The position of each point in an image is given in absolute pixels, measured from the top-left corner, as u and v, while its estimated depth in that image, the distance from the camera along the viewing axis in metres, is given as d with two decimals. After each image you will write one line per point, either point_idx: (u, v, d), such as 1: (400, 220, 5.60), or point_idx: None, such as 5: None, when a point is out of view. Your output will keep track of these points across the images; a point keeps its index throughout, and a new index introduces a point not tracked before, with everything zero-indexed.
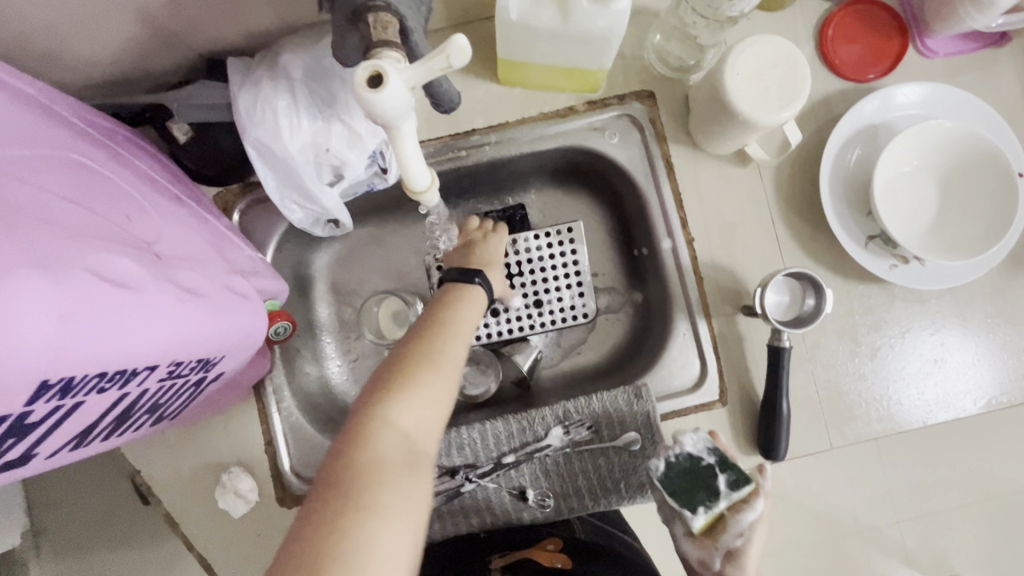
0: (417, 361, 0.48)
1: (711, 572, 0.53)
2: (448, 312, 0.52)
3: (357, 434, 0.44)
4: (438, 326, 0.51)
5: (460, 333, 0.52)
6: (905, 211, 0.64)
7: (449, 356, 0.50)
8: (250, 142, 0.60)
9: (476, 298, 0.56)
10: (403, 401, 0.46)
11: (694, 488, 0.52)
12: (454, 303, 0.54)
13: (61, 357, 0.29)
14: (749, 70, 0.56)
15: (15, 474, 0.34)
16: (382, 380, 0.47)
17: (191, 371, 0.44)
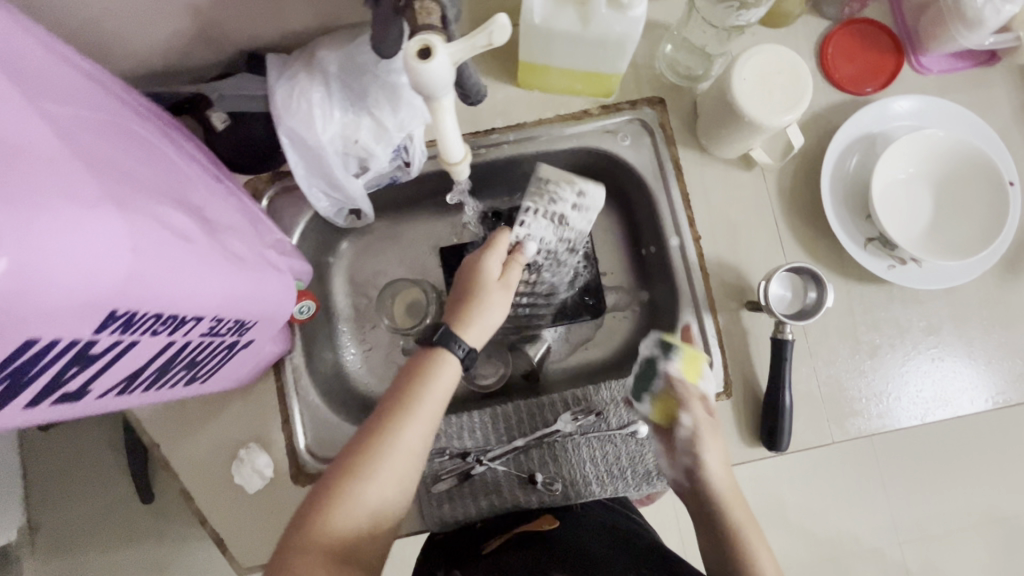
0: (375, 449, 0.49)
1: (687, 489, 0.57)
2: (415, 391, 0.52)
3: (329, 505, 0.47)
4: (401, 409, 0.51)
5: (423, 418, 0.52)
6: (902, 215, 0.68)
7: (408, 442, 0.50)
8: (285, 131, 0.63)
9: (451, 370, 0.54)
10: (375, 480, 0.48)
11: (648, 379, 0.58)
12: (426, 377, 0.53)
13: (131, 291, 0.32)
14: (755, 76, 0.60)
15: (68, 410, 0.37)
16: (358, 450, 0.49)
17: (227, 331, 0.46)
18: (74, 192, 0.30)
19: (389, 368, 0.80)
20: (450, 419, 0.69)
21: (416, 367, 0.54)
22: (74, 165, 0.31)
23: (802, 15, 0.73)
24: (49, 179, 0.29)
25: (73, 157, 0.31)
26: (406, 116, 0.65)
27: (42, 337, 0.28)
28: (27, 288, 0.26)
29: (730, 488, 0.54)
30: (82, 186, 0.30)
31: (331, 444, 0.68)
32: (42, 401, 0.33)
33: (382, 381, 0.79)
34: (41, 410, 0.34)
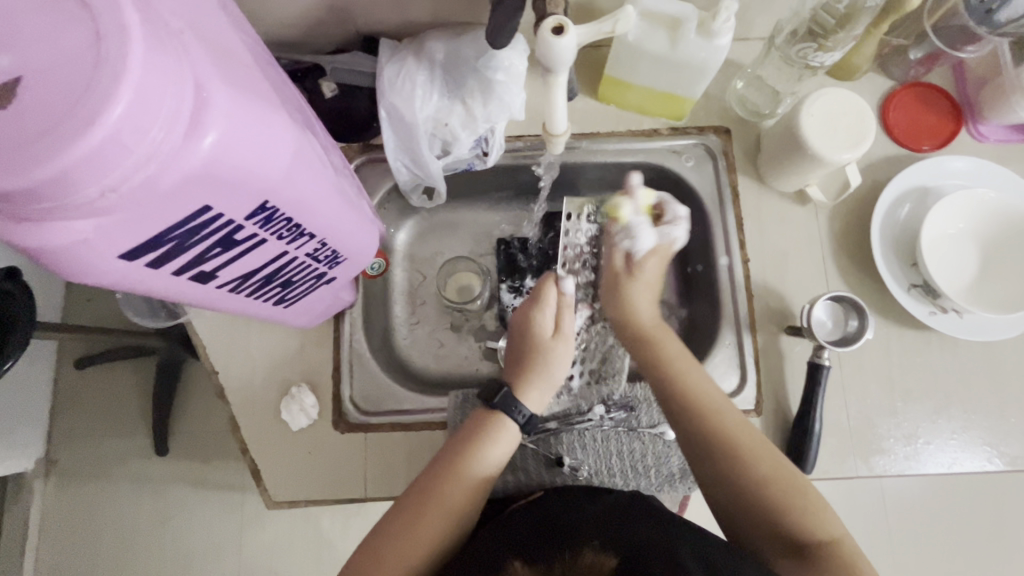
0: (430, 504, 0.57)
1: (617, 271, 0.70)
2: (471, 452, 0.59)
3: (392, 528, 0.56)
4: (458, 470, 0.58)
5: (474, 480, 0.59)
6: (948, 267, 0.70)
7: (458, 501, 0.57)
8: (386, 105, 0.70)
9: (507, 438, 0.61)
10: (428, 516, 0.56)
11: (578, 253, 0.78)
12: (482, 439, 0.60)
13: (281, 190, 0.38)
14: (822, 114, 0.65)
15: (193, 292, 0.42)
16: (423, 485, 0.58)
17: (324, 260, 0.51)
18: (265, 97, 0.35)
19: (433, 342, 0.84)
20: None
21: (474, 430, 0.61)
22: (263, 79, 0.37)
23: (868, 73, 0.78)
24: (250, 81, 0.34)
25: (261, 73, 0.38)
26: (494, 109, 0.70)
27: (214, 207, 0.34)
28: (223, 160, 0.31)
29: (653, 324, 0.68)
30: (269, 96, 0.36)
31: (374, 399, 0.72)
32: (184, 275, 0.38)
33: (425, 354, 0.83)
34: (179, 283, 0.39)
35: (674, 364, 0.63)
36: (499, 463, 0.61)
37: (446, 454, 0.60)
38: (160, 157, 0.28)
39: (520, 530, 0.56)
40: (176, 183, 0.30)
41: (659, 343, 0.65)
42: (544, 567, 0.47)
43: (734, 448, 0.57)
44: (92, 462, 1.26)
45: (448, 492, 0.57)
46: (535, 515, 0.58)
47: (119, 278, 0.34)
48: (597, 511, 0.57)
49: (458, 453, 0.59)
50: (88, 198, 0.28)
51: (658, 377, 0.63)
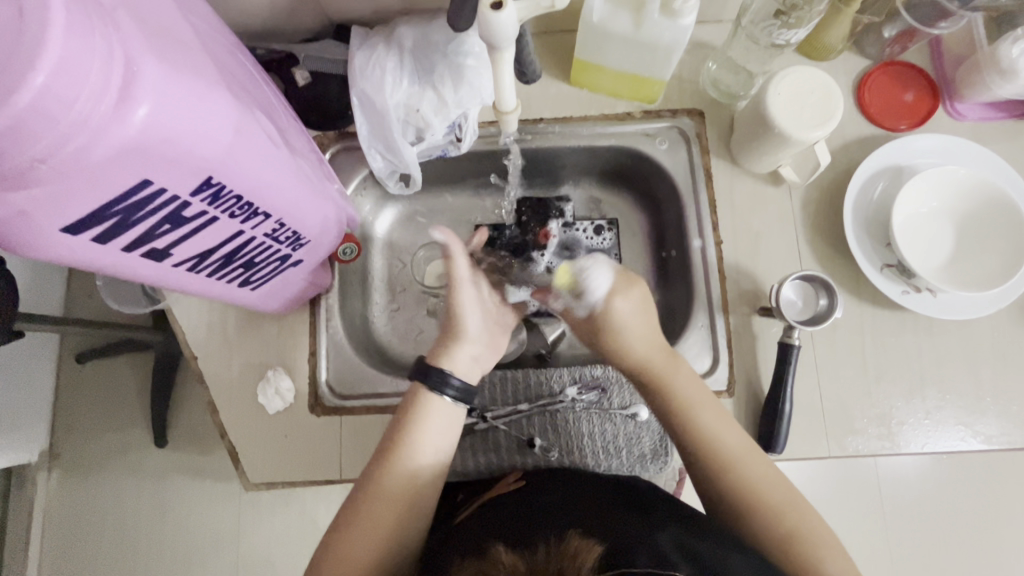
0: (374, 485, 0.57)
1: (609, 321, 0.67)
2: (404, 435, 0.59)
3: (345, 521, 0.55)
4: (391, 462, 0.58)
5: (413, 465, 0.58)
6: (921, 245, 0.70)
7: (403, 489, 0.57)
8: (357, 92, 0.71)
9: (438, 412, 0.61)
10: (377, 504, 0.56)
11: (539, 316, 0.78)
12: (413, 423, 0.60)
13: (226, 167, 0.38)
14: (789, 90, 0.65)
15: (148, 270, 0.43)
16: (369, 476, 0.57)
17: (285, 242, 0.52)
18: (202, 74, 0.36)
19: (412, 329, 0.85)
20: None
21: (404, 415, 0.61)
22: (202, 57, 0.38)
23: (844, 52, 0.78)
24: (186, 59, 0.35)
25: (201, 53, 0.38)
26: (466, 94, 0.70)
27: (154, 182, 0.35)
28: (158, 134, 0.33)
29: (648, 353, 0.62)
30: (209, 76, 0.37)
31: (349, 382, 0.73)
32: (135, 251, 0.39)
33: (404, 341, 0.84)
34: (132, 260, 0.40)
35: (713, 436, 0.58)
36: (438, 442, 0.60)
37: (382, 446, 0.60)
38: (89, 128, 0.30)
39: (499, 524, 0.53)
40: (109, 154, 0.31)
41: (696, 426, 0.59)
42: (528, 554, 0.44)
43: (761, 520, 0.54)
44: (94, 454, 1.29)
45: (390, 485, 0.57)
46: (520, 507, 0.55)
47: (68, 253, 0.36)
48: (588, 503, 0.54)
49: (395, 436, 0.59)
50: (18, 166, 0.29)
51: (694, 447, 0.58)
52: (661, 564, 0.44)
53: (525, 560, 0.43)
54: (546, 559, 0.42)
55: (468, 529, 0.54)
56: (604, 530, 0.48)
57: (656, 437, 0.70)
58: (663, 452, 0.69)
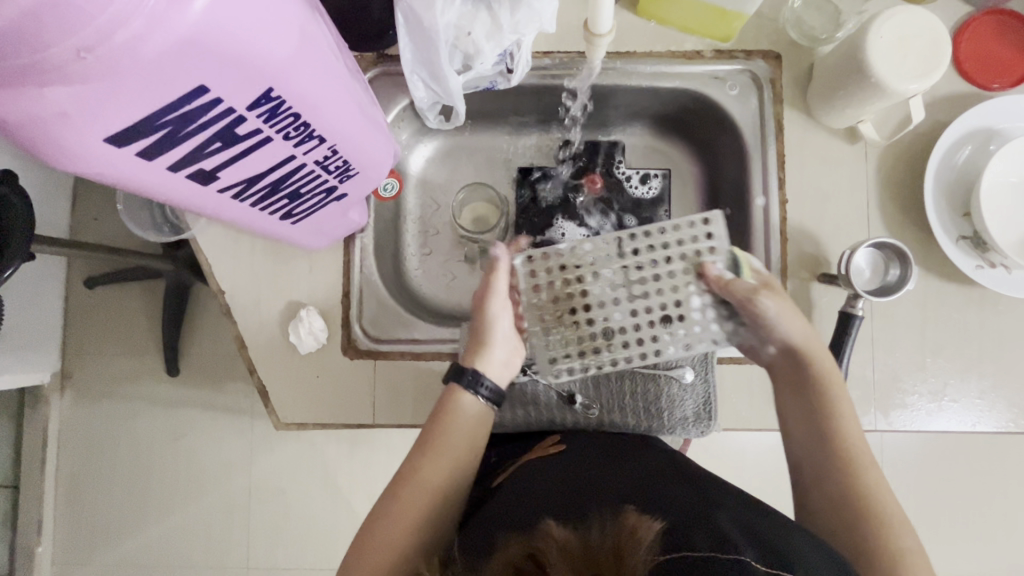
0: (392, 498, 0.53)
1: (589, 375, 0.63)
2: (440, 438, 0.55)
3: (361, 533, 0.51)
4: (413, 473, 0.54)
5: (449, 472, 0.55)
6: (1004, 218, 0.65)
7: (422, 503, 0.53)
8: (403, 8, 0.61)
9: (470, 411, 0.57)
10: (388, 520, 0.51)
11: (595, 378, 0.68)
12: (450, 427, 0.56)
13: (288, 78, 0.33)
14: (894, 34, 0.58)
15: (193, 194, 0.38)
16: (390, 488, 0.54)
17: (334, 172, 0.47)
18: None
19: (446, 274, 0.80)
20: None
21: (437, 420, 0.56)
22: None
23: None
24: None
25: None
26: (524, 17, 0.63)
27: (211, 90, 0.30)
28: (221, 27, 0.27)
29: (807, 338, 0.57)
30: None
31: (384, 326, 0.70)
32: (180, 171, 0.35)
33: (437, 286, 0.80)
34: (176, 181, 0.35)
35: (842, 425, 0.54)
36: (473, 448, 0.56)
37: (415, 450, 0.55)
38: (144, 13, 0.24)
39: (534, 490, 0.53)
40: (165, 48, 0.26)
41: (833, 413, 0.54)
42: (581, 527, 0.45)
43: (860, 500, 0.50)
44: (106, 377, 1.28)
45: (428, 491, 0.53)
46: (555, 472, 0.55)
47: (109, 167, 0.31)
48: (627, 473, 0.54)
49: (421, 442, 0.55)
50: (62, 56, 0.24)
51: (822, 424, 0.54)
52: (718, 542, 0.43)
53: (578, 535, 0.43)
54: (599, 537, 0.43)
55: (501, 500, 0.54)
56: (659, 510, 0.47)
57: (699, 401, 0.67)
58: (707, 416, 0.66)
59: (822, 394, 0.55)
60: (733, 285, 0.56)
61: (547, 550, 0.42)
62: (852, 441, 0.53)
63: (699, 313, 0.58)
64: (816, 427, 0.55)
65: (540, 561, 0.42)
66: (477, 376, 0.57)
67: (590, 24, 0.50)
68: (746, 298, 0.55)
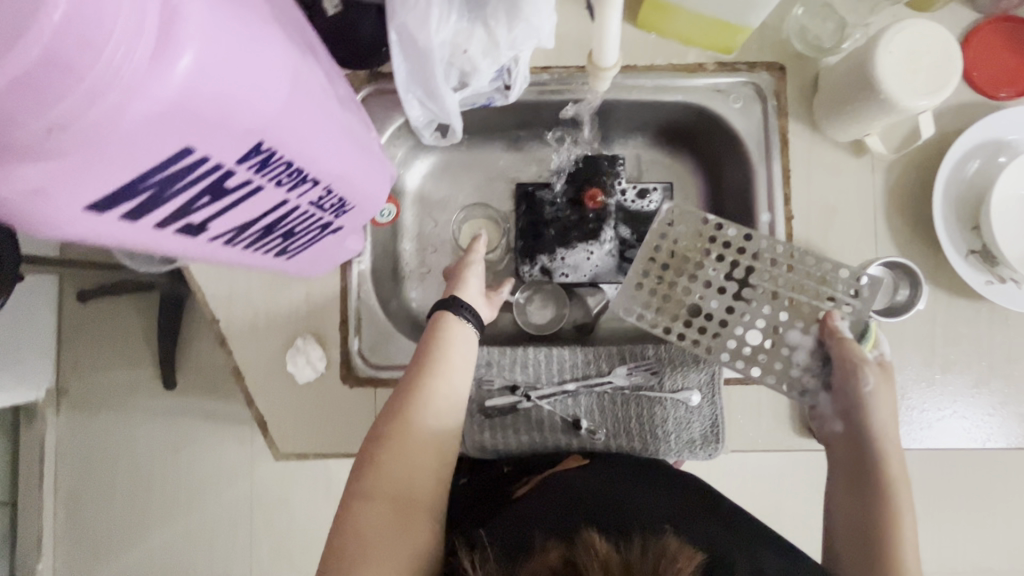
0: (404, 417, 0.56)
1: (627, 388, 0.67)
2: (434, 351, 0.59)
3: (379, 452, 0.54)
4: (417, 394, 0.57)
5: (450, 387, 0.58)
6: (1016, 232, 0.64)
7: (433, 421, 0.56)
8: (396, 27, 0.59)
9: (462, 340, 0.61)
10: (407, 435, 0.55)
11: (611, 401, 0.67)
12: (443, 343, 0.60)
13: (278, 129, 0.31)
14: (903, 49, 0.56)
15: (182, 245, 0.36)
16: (396, 408, 0.56)
17: (329, 209, 0.46)
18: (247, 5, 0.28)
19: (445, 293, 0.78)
20: (505, 350, 0.68)
21: (427, 339, 0.60)
22: None
23: (951, 3, 0.68)
24: None
25: None
26: (521, 33, 0.61)
27: (198, 150, 0.28)
28: (205, 88, 0.25)
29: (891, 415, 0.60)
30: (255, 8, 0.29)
31: (383, 352, 0.68)
32: (168, 227, 0.33)
33: None
34: (164, 237, 0.34)
35: (892, 491, 0.57)
36: (469, 357, 0.61)
37: (413, 366, 0.59)
38: (121, 83, 0.23)
39: (569, 513, 0.52)
40: (147, 118, 0.24)
41: (889, 494, 0.57)
42: (623, 547, 0.43)
43: (891, 553, 0.54)
44: (102, 392, 1.26)
45: (433, 396, 0.57)
46: (585, 493, 0.54)
47: (92, 232, 0.29)
48: (654, 502, 0.54)
49: (419, 365, 0.58)
50: (33, 135, 0.22)
51: (874, 493, 0.57)
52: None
53: (620, 553, 0.42)
54: (640, 554, 0.41)
55: (531, 512, 0.53)
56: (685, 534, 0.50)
57: (707, 424, 0.65)
58: (715, 440, 0.64)
59: (879, 470, 0.58)
60: (852, 349, 0.58)
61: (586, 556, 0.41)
62: (898, 509, 0.56)
63: (796, 352, 0.61)
64: (863, 501, 0.57)
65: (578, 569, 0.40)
66: (457, 300, 0.62)
67: (596, 57, 0.48)
68: (852, 360, 0.58)
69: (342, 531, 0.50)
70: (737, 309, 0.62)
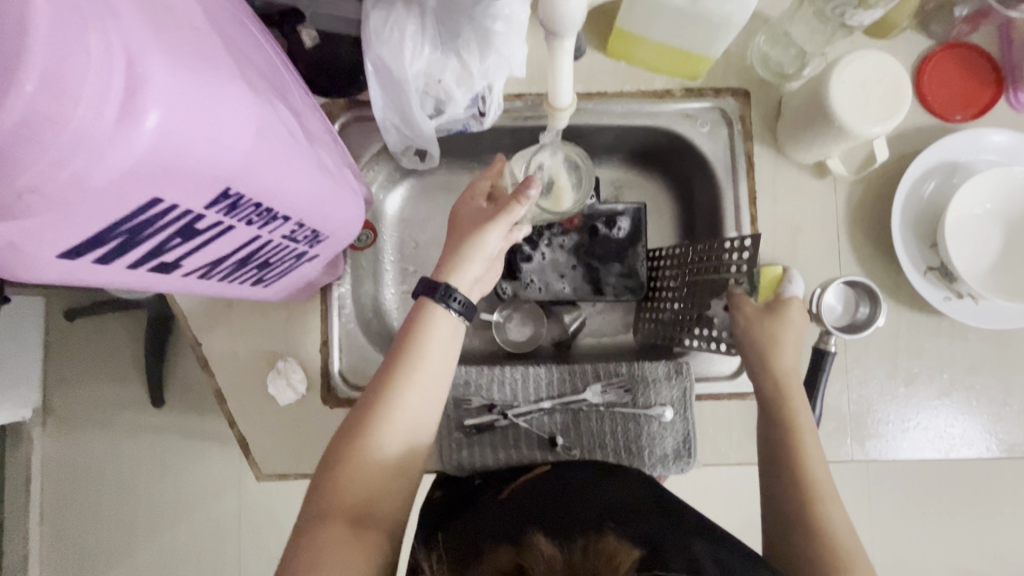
0: (376, 415, 0.54)
1: (601, 408, 0.68)
2: (411, 348, 0.57)
3: (348, 452, 0.53)
4: (390, 392, 0.55)
5: (426, 384, 0.57)
6: (971, 249, 0.66)
7: (405, 419, 0.55)
8: (372, 59, 0.62)
9: (441, 332, 0.58)
10: (379, 435, 0.54)
11: (584, 419, 0.68)
12: (422, 335, 0.57)
13: (245, 176, 0.33)
14: (855, 78, 0.59)
15: (156, 282, 0.38)
16: (369, 404, 0.55)
17: (303, 240, 0.47)
18: (212, 65, 0.31)
19: None
20: (482, 369, 0.70)
21: (405, 333, 0.58)
22: (214, 47, 0.32)
23: (906, 31, 0.71)
24: (195, 51, 0.30)
25: (210, 37, 0.32)
26: (494, 64, 0.62)
27: (167, 200, 0.30)
28: (171, 146, 0.27)
29: (795, 371, 0.58)
30: (221, 66, 0.31)
31: (363, 374, 0.70)
32: (141, 267, 0.35)
33: None
34: (138, 276, 0.35)
35: (809, 477, 0.53)
36: (447, 356, 0.59)
37: (387, 365, 0.56)
38: (89, 148, 0.25)
39: (530, 510, 0.53)
40: (114, 179, 0.26)
41: (795, 438, 0.55)
42: (567, 547, 0.44)
43: (806, 511, 0.51)
44: (89, 412, 1.26)
45: (408, 403, 0.55)
46: (543, 491, 0.56)
47: (66, 276, 0.31)
48: (612, 495, 0.54)
49: (396, 359, 0.56)
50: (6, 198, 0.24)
51: (788, 475, 0.54)
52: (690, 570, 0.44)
53: (564, 554, 0.42)
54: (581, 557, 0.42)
55: (497, 512, 0.54)
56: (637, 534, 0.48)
57: (680, 438, 0.67)
58: (687, 455, 0.66)
59: (788, 419, 0.56)
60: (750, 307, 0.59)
61: (533, 562, 0.41)
62: (811, 477, 0.53)
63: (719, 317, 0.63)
64: (776, 447, 0.56)
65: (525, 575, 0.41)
66: (445, 289, 0.58)
67: (552, 100, 0.51)
68: (751, 316, 0.59)
69: (305, 540, 0.49)
70: (682, 309, 0.68)
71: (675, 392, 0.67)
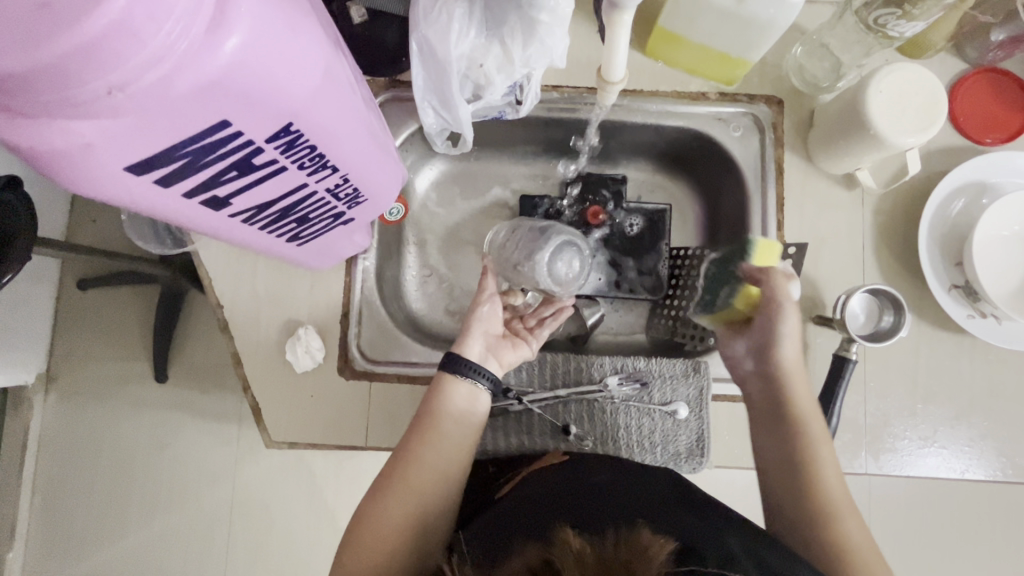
0: (393, 481, 0.56)
1: (618, 399, 0.68)
2: (428, 416, 0.59)
3: (360, 521, 0.55)
4: (406, 462, 0.57)
5: (439, 453, 0.58)
6: (999, 269, 0.66)
7: (418, 486, 0.56)
8: (417, 38, 0.62)
9: (461, 398, 0.61)
10: (390, 503, 0.55)
11: (599, 411, 0.68)
12: (440, 402, 0.60)
13: (308, 113, 0.34)
14: (893, 89, 0.59)
15: (203, 219, 0.39)
16: (386, 473, 0.57)
17: (343, 199, 0.48)
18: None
19: (445, 297, 0.80)
20: None
21: (426, 401, 0.60)
22: None
23: (940, 52, 0.72)
24: None
25: None
26: (535, 53, 0.64)
27: (234, 123, 0.31)
28: (247, 66, 0.29)
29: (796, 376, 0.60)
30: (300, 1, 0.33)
31: (382, 348, 0.70)
32: (195, 198, 0.35)
33: (436, 309, 0.80)
34: (189, 208, 0.36)
35: (827, 498, 0.54)
36: (463, 427, 0.60)
37: (405, 437, 0.59)
38: (176, 55, 0.26)
39: (552, 502, 0.52)
40: (193, 89, 0.28)
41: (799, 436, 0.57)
42: (596, 540, 0.43)
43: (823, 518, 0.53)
44: (91, 382, 1.26)
45: (416, 467, 0.57)
46: (567, 485, 0.55)
47: (126, 192, 0.32)
48: (640, 492, 0.53)
49: (416, 429, 0.59)
50: (94, 94, 0.26)
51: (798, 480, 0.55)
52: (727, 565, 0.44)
53: (595, 547, 0.42)
54: (614, 550, 0.41)
55: (507, 509, 0.53)
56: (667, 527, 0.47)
57: (693, 437, 0.66)
58: (700, 455, 0.66)
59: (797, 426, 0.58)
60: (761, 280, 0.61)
61: (563, 558, 0.40)
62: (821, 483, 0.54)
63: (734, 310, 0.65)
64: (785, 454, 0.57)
65: (556, 569, 0.40)
66: (471, 364, 0.61)
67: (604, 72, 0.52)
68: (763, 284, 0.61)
69: None
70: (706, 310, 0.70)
71: (694, 392, 0.67)
